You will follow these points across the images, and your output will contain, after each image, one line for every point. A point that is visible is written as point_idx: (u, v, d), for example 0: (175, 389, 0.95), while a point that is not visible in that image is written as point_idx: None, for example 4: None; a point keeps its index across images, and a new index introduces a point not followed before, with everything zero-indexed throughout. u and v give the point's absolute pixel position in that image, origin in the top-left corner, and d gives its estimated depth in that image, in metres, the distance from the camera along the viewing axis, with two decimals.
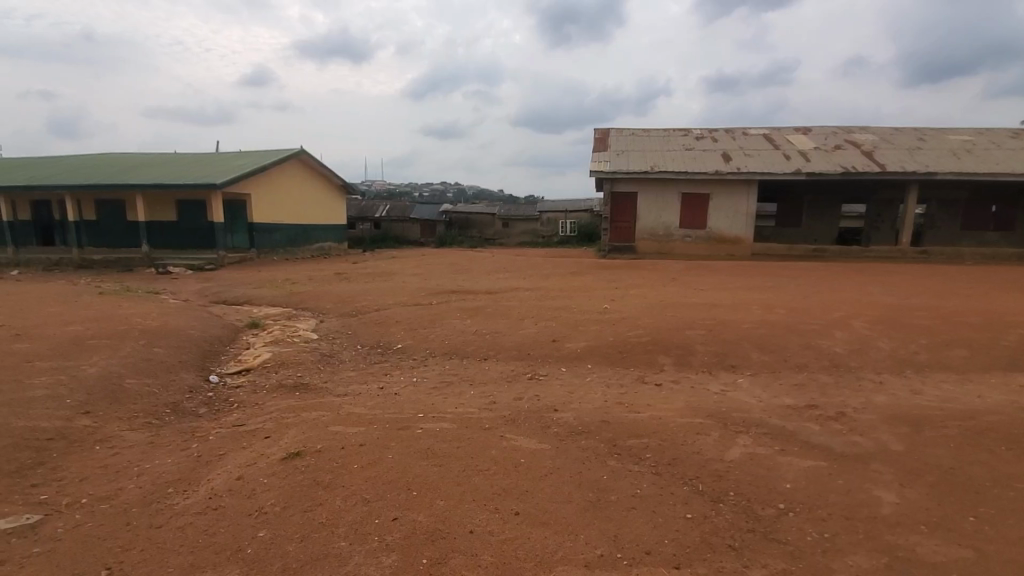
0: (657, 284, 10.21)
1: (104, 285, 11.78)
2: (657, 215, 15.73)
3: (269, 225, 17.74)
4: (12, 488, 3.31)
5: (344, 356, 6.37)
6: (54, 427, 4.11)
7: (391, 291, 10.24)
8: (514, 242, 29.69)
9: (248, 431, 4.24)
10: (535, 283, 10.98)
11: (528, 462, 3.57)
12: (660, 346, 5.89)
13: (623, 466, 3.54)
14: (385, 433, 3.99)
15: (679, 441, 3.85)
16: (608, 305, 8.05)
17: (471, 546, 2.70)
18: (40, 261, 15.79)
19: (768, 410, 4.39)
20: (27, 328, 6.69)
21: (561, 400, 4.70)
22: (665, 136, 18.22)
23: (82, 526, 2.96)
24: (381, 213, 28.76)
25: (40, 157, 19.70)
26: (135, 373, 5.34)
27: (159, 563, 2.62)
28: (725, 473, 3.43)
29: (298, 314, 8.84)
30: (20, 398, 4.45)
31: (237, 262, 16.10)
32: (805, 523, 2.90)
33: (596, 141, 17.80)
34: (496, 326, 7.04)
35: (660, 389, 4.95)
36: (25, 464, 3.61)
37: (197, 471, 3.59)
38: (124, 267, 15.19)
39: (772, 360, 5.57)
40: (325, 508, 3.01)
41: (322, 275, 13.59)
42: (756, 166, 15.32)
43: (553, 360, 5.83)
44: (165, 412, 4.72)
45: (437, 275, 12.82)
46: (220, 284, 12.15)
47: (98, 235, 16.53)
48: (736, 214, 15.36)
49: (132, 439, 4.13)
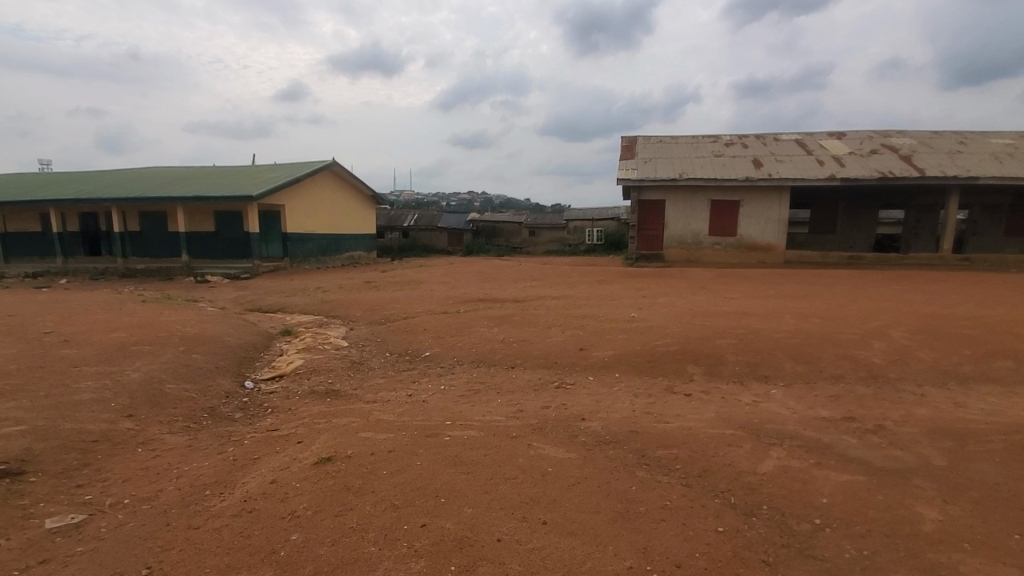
0: (686, 293, 10.06)
1: (146, 294, 12.28)
2: (685, 222, 15.53)
3: (302, 235, 18.19)
4: (59, 489, 3.47)
5: (373, 363, 6.47)
6: (99, 429, 4.29)
7: (419, 300, 10.35)
8: (541, 250, 29.71)
9: (281, 436, 4.34)
10: (562, 291, 10.97)
11: (555, 471, 3.56)
12: (690, 356, 5.80)
13: (652, 477, 3.50)
14: (413, 440, 4.04)
15: (710, 452, 3.78)
16: (635, 314, 7.98)
17: (500, 554, 2.70)
18: (87, 270, 16.55)
19: (802, 422, 4.26)
20: (74, 335, 7.00)
21: (589, 409, 4.67)
22: (694, 143, 17.99)
23: (123, 526, 3.08)
24: (409, 222, 29.20)
25: (88, 173, 20.66)
26: (175, 378, 5.53)
27: (196, 564, 2.69)
28: (759, 486, 3.35)
29: (329, 321, 9.04)
30: (68, 402, 4.66)
31: (271, 271, 16.59)
32: (843, 540, 2.81)
33: (622, 149, 17.71)
34: (523, 334, 7.04)
35: (689, 400, 4.86)
36: (71, 465, 3.77)
37: (233, 474, 3.69)
38: (164, 277, 15.82)
39: (807, 370, 5.41)
40: (355, 513, 3.06)
41: (352, 283, 13.87)
42: (788, 172, 15.00)
43: (580, 368, 5.81)
44: (202, 416, 4.88)
45: (464, 283, 12.91)
46: (254, 293, 12.52)
47: (140, 246, 17.23)
48: (768, 221, 15.07)
49: (171, 442, 4.28)
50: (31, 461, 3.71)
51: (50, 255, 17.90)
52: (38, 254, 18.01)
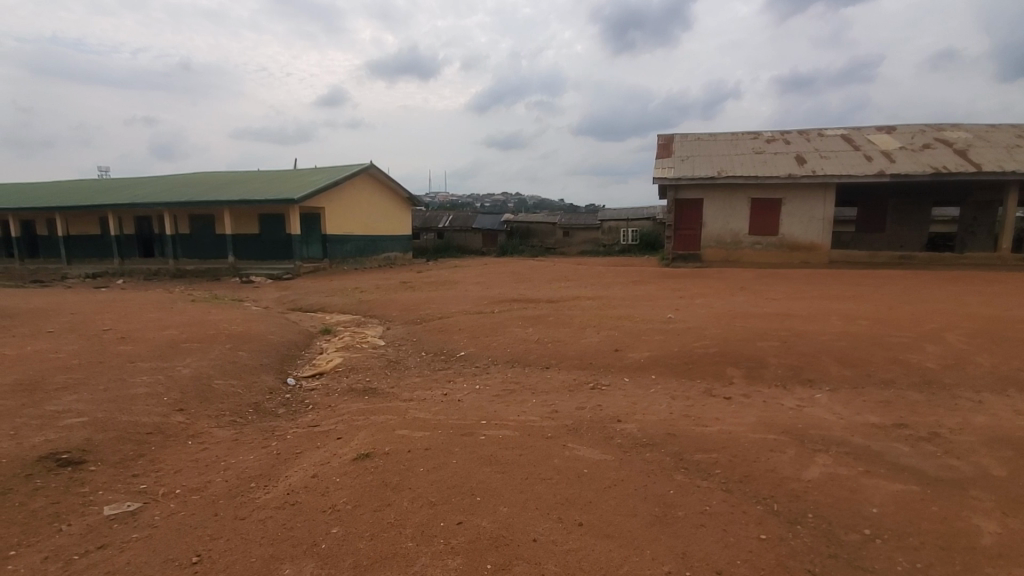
0: (725, 294, 9.80)
1: (196, 293, 12.85)
2: (724, 221, 15.17)
3: (341, 236, 18.65)
4: (116, 478, 3.66)
5: (409, 362, 6.56)
6: (152, 422, 4.50)
7: (454, 300, 10.45)
8: (575, 250, 29.55)
9: (322, 432, 4.46)
10: (596, 292, 10.90)
11: (591, 472, 3.53)
12: (730, 358, 5.66)
13: (691, 481, 3.43)
14: (449, 438, 4.08)
15: (751, 458, 3.67)
16: (672, 314, 7.86)
17: (535, 554, 2.69)
18: (141, 271, 17.45)
19: (849, 428, 4.10)
20: (130, 332, 7.39)
21: (624, 410, 4.61)
22: (733, 140, 17.54)
23: (175, 515, 3.22)
24: (444, 223, 29.55)
25: (142, 179, 21.73)
26: (222, 374, 5.76)
27: (242, 553, 2.79)
28: (803, 493, 3.23)
29: (367, 320, 9.25)
30: (125, 395, 4.92)
31: (312, 272, 17.08)
32: (895, 552, 2.68)
33: (659, 148, 17.43)
34: (558, 335, 7.00)
35: (729, 403, 4.74)
36: (128, 455, 3.97)
37: (276, 468, 3.81)
38: (212, 277, 16.52)
39: (855, 374, 5.20)
40: (393, 509, 3.12)
41: (389, 283, 14.14)
42: (833, 168, 14.45)
43: (616, 370, 5.74)
44: (247, 411, 5.06)
45: (499, 284, 12.96)
46: (296, 292, 12.91)
47: (189, 248, 18.03)
48: (811, 220, 14.56)
49: (219, 435, 4.46)
50: (92, 451, 3.92)
51: (108, 256, 18.91)
52: (96, 255, 19.05)
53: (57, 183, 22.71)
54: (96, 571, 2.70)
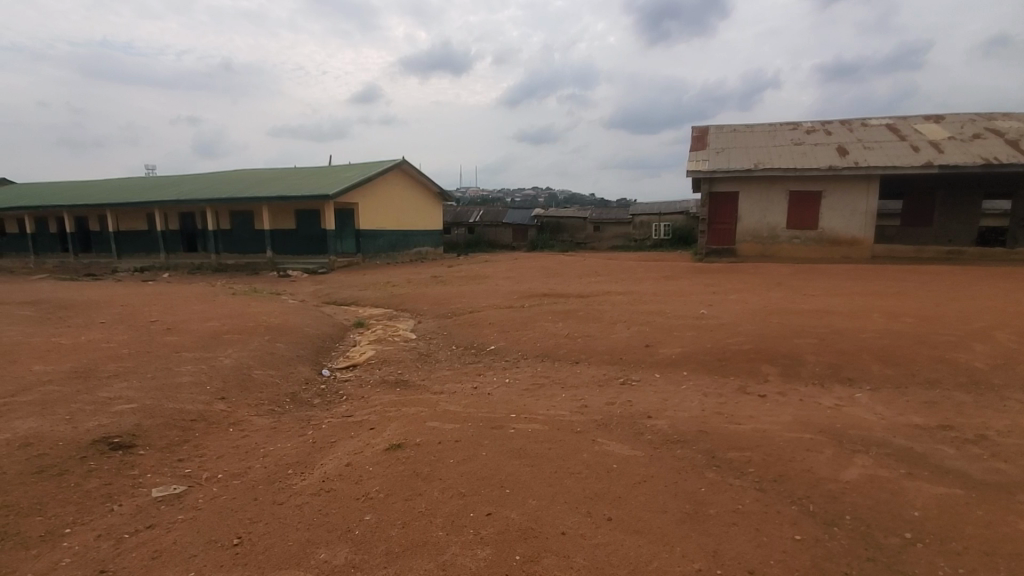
0: (761, 290, 9.55)
1: (237, 287, 13.32)
2: (761, 215, 14.77)
3: (374, 231, 18.99)
4: (163, 462, 3.84)
5: (440, 356, 6.65)
6: (196, 409, 4.70)
7: (484, 294, 10.52)
8: (606, 245, 29.34)
9: (355, 422, 4.57)
10: (627, 287, 10.81)
11: (620, 468, 3.52)
12: (764, 356, 5.53)
13: (723, 480, 3.37)
14: (479, 431, 4.13)
15: (786, 457, 3.59)
16: (705, 310, 7.72)
17: (564, 547, 2.71)
18: (186, 265, 18.19)
19: (890, 429, 3.96)
20: (176, 323, 7.73)
21: (655, 407, 4.56)
22: (771, 131, 17.03)
23: (218, 498, 3.37)
24: (475, 218, 29.73)
25: (185, 177, 22.55)
26: (261, 365, 5.97)
27: (280, 536, 2.89)
28: (841, 494, 3.14)
29: (399, 314, 9.41)
30: (171, 383, 5.16)
31: (346, 266, 17.47)
32: (936, 557, 2.58)
33: (693, 140, 17.07)
34: (588, 330, 6.97)
35: (764, 401, 4.64)
36: (174, 441, 4.16)
37: (312, 456, 3.93)
38: (252, 271, 17.09)
39: (897, 373, 5.01)
40: (423, 498, 3.18)
41: (420, 277, 14.35)
42: (877, 159, 13.89)
43: (646, 365, 5.68)
44: (285, 401, 5.23)
45: (529, 278, 12.96)
46: (330, 286, 13.23)
47: (230, 242, 18.65)
48: (854, 213, 14.03)
49: (258, 423, 4.63)
50: (140, 436, 4.12)
51: (154, 251, 19.75)
52: (143, 250, 19.91)
53: (107, 181, 23.79)
54: (146, 548, 2.85)
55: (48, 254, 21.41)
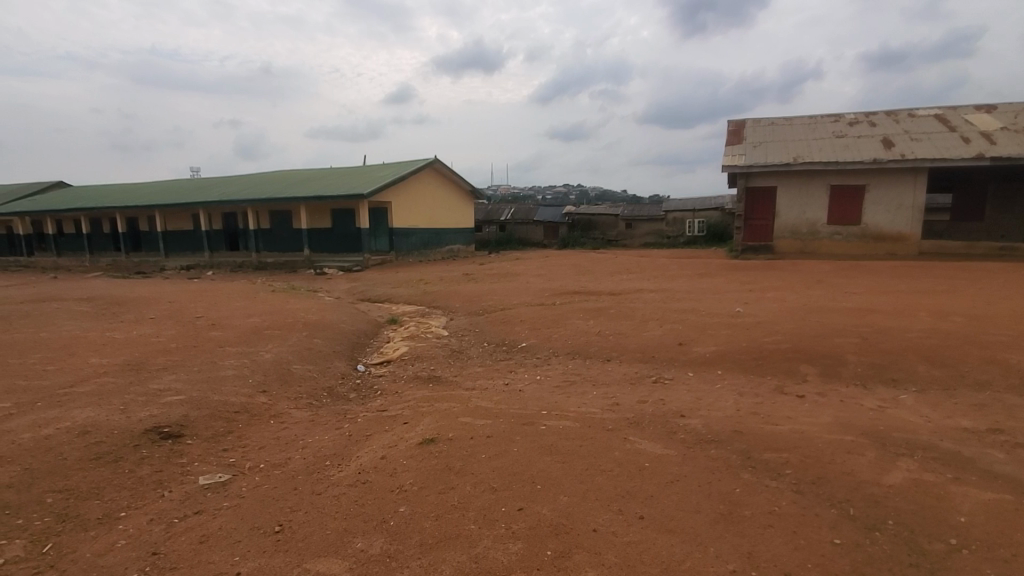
0: (799, 287, 9.29)
1: (275, 284, 13.72)
2: (800, 210, 14.32)
3: (407, 230, 19.27)
4: (210, 451, 4.02)
5: (472, 353, 6.71)
6: (239, 402, 4.90)
7: (515, 292, 10.55)
8: (638, 243, 28.98)
9: (389, 416, 4.67)
10: (660, 284, 10.66)
11: (653, 467, 3.50)
12: (803, 355, 5.38)
13: (758, 481, 3.31)
14: (511, 427, 4.16)
15: (826, 459, 3.49)
16: (740, 308, 7.55)
17: (595, 544, 2.71)
18: (228, 264, 18.86)
19: (937, 432, 3.80)
20: (219, 319, 8.03)
21: (688, 406, 4.50)
22: (811, 123, 16.47)
23: (260, 487, 3.50)
24: (506, 216, 29.79)
25: (228, 178, 23.39)
26: (300, 359, 6.16)
27: (319, 525, 3.00)
28: (883, 499, 3.04)
29: (431, 311, 9.53)
30: (215, 376, 5.38)
31: (380, 264, 17.75)
32: (984, 564, 2.48)
33: (729, 134, 16.68)
34: (620, 328, 6.93)
35: (801, 402, 4.52)
36: (220, 431, 4.35)
37: (348, 448, 4.04)
38: (290, 269, 17.59)
39: (945, 375, 4.80)
40: (456, 492, 3.24)
41: (451, 275, 14.47)
42: (925, 151, 13.28)
43: (679, 364, 5.61)
44: (322, 395, 5.39)
45: (560, 276, 12.93)
46: (364, 284, 13.49)
47: (269, 241, 19.22)
48: (899, 208, 13.49)
49: (297, 416, 4.78)
50: (188, 426, 4.32)
51: (199, 250, 20.55)
52: (189, 249, 20.73)
53: (156, 184, 24.88)
54: (194, 533, 2.99)
55: (102, 253, 22.54)
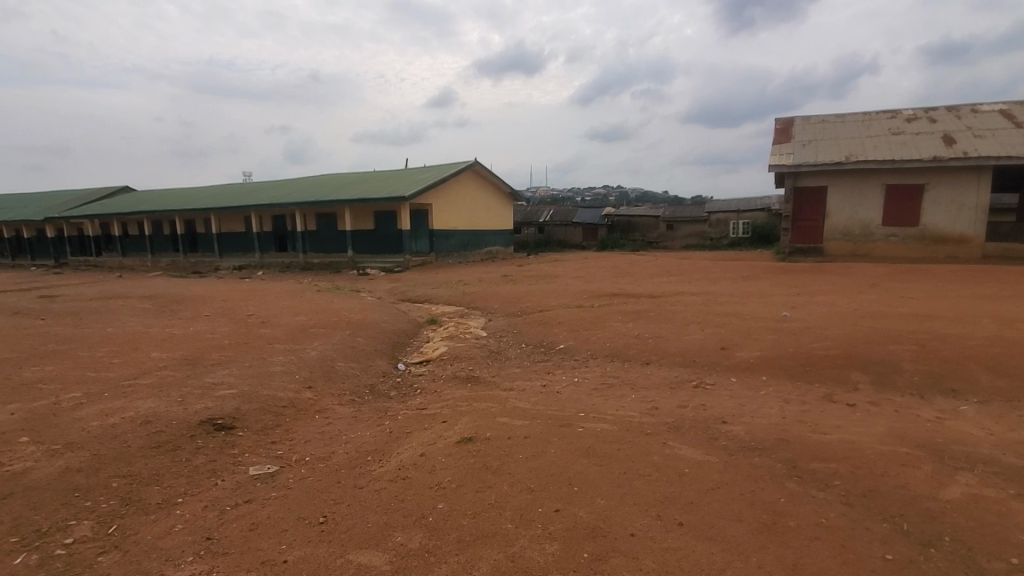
0: (851, 291, 8.90)
1: (321, 284, 14.18)
2: (852, 211, 13.71)
3: (446, 231, 19.54)
4: (260, 443, 4.21)
5: (510, 354, 6.76)
6: (287, 396, 5.10)
7: (553, 293, 10.53)
8: (679, 244, 28.41)
9: (428, 415, 4.77)
10: (702, 287, 10.42)
11: (693, 473, 3.44)
12: (854, 362, 5.17)
13: (804, 491, 3.20)
14: (548, 428, 4.18)
15: (877, 471, 3.35)
16: (787, 312, 7.32)
17: (633, 549, 2.69)
18: (278, 264, 19.60)
19: (1000, 446, 3.58)
20: (268, 317, 8.37)
21: (731, 412, 4.40)
22: (865, 120, 15.76)
23: (306, 479, 3.64)
24: (545, 218, 29.76)
25: (278, 182, 24.31)
26: (344, 357, 6.36)
27: (361, 518, 3.09)
28: (940, 514, 2.89)
29: (470, 312, 9.63)
30: (265, 372, 5.62)
31: (420, 265, 18.07)
32: None
33: (776, 133, 16.14)
34: (660, 331, 6.82)
35: (852, 411, 4.33)
36: (268, 424, 4.55)
37: (389, 445, 4.15)
38: (335, 270, 18.12)
39: (1011, 386, 4.50)
40: (493, 491, 3.28)
41: (491, 276, 14.55)
42: (990, 148, 12.50)
43: (721, 369, 5.48)
44: (364, 392, 5.55)
45: (599, 278, 12.82)
46: (405, 284, 13.75)
47: (315, 242, 19.85)
48: (961, 208, 12.76)
49: (341, 412, 4.94)
50: (239, 419, 4.53)
51: (250, 250, 21.42)
52: (241, 250, 21.63)
53: (211, 188, 26.10)
54: (244, 521, 3.14)
55: (162, 254, 23.82)
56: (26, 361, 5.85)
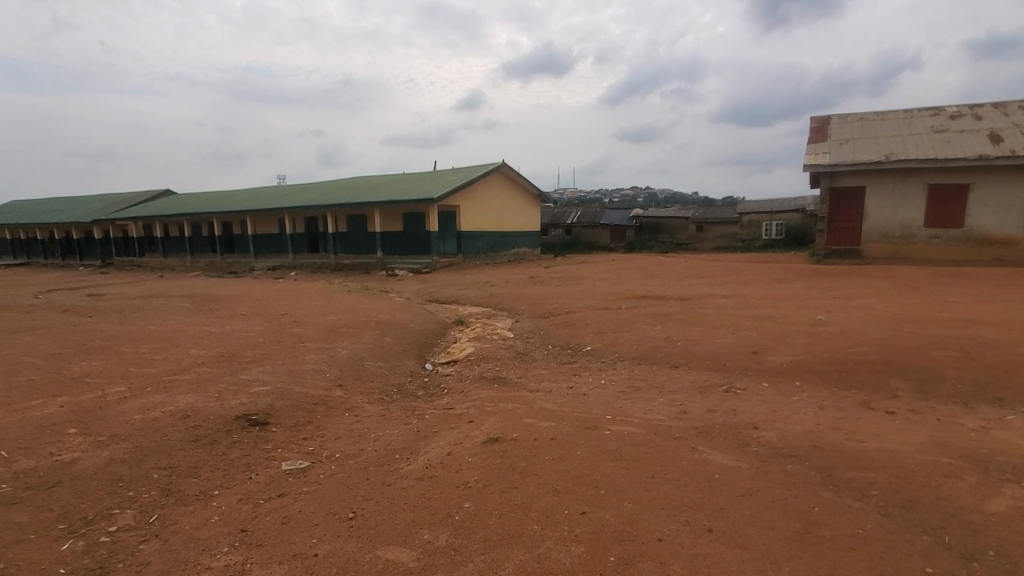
0: (890, 295, 8.60)
1: (351, 285, 14.46)
2: (892, 212, 13.24)
3: (474, 232, 19.67)
4: (292, 439, 4.32)
5: (536, 355, 6.76)
6: (318, 394, 5.22)
7: (580, 295, 10.50)
8: (710, 246, 27.93)
9: (455, 415, 4.80)
10: (733, 289, 10.24)
11: (722, 478, 3.38)
12: (892, 368, 4.99)
13: (840, 501, 3.11)
14: (574, 430, 4.16)
15: (918, 481, 3.23)
16: (821, 316, 7.12)
17: (660, 554, 2.66)
18: (310, 265, 20.04)
19: None
20: (301, 317, 8.59)
21: (762, 417, 4.31)
22: (906, 118, 15.21)
23: (336, 475, 3.72)
24: (572, 220, 29.66)
25: (311, 185, 24.88)
26: (373, 357, 6.47)
27: (389, 515, 3.14)
28: (985, 528, 2.77)
29: (497, 313, 9.67)
30: (297, 370, 5.77)
31: (448, 266, 18.23)
32: None
33: (811, 132, 15.72)
34: (689, 334, 6.71)
35: (891, 419, 4.18)
36: (301, 420, 4.66)
37: (416, 443, 4.21)
38: (365, 270, 18.42)
39: None
40: (519, 491, 3.28)
41: (518, 278, 14.61)
42: None
43: (753, 374, 5.36)
44: (393, 391, 5.63)
45: (627, 280, 12.70)
46: (433, 285, 13.90)
47: (346, 244, 20.22)
48: (1009, 209, 12.21)
49: (370, 410, 5.03)
50: (273, 415, 4.66)
51: (284, 251, 21.97)
52: (275, 251, 22.21)
53: (247, 191, 26.90)
54: (277, 514, 3.23)
55: (201, 255, 24.65)
56: (75, 356, 6.15)
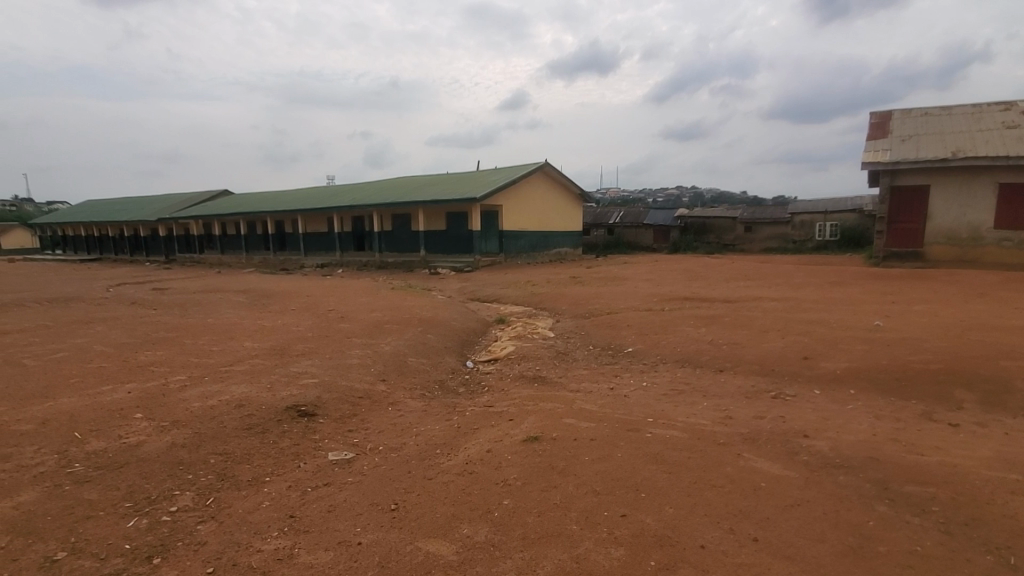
0: (954, 300, 8.09)
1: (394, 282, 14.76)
2: (958, 212, 12.44)
3: (515, 232, 19.74)
4: (338, 431, 4.46)
5: (577, 355, 6.72)
6: (363, 388, 5.37)
7: (623, 296, 10.37)
8: (758, 247, 27.02)
9: (495, 412, 4.84)
10: (782, 292, 9.87)
11: (769, 487, 3.27)
12: (957, 379, 4.69)
13: (897, 515, 2.96)
14: (615, 432, 4.12)
15: (983, 499, 3.03)
16: (878, 321, 6.77)
17: (703, 561, 2.61)
18: (356, 262, 20.58)
19: None
20: (347, 312, 8.85)
21: (814, 426, 4.13)
22: (976, 112, 14.24)
23: (379, 467, 3.82)
24: (615, 220, 29.30)
25: (358, 185, 25.59)
26: (416, 353, 6.60)
27: (430, 508, 3.20)
28: None
29: (538, 313, 9.68)
30: (343, 364, 5.95)
31: (489, 265, 18.35)
32: None
33: (871, 128, 14.94)
34: (735, 337, 6.53)
35: (955, 433, 3.93)
36: (346, 413, 4.81)
37: (456, 439, 4.27)
38: (408, 269, 18.75)
39: None
40: (558, 491, 3.28)
41: (559, 278, 14.56)
42: None
43: (803, 380, 5.16)
44: (434, 387, 5.73)
45: (671, 281, 12.45)
46: (474, 284, 14.03)
47: (390, 242, 20.66)
48: None
49: (412, 405, 5.13)
50: (321, 406, 4.83)
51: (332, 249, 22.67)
52: (323, 249, 22.95)
53: (299, 191, 27.94)
54: (324, 502, 3.35)
55: (255, 252, 25.76)
56: (141, 345, 6.56)
